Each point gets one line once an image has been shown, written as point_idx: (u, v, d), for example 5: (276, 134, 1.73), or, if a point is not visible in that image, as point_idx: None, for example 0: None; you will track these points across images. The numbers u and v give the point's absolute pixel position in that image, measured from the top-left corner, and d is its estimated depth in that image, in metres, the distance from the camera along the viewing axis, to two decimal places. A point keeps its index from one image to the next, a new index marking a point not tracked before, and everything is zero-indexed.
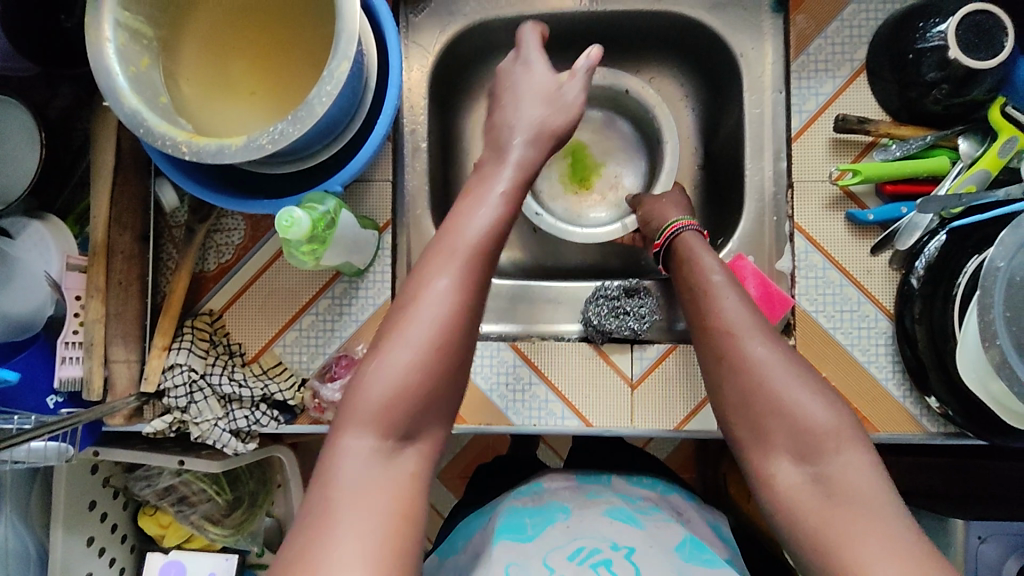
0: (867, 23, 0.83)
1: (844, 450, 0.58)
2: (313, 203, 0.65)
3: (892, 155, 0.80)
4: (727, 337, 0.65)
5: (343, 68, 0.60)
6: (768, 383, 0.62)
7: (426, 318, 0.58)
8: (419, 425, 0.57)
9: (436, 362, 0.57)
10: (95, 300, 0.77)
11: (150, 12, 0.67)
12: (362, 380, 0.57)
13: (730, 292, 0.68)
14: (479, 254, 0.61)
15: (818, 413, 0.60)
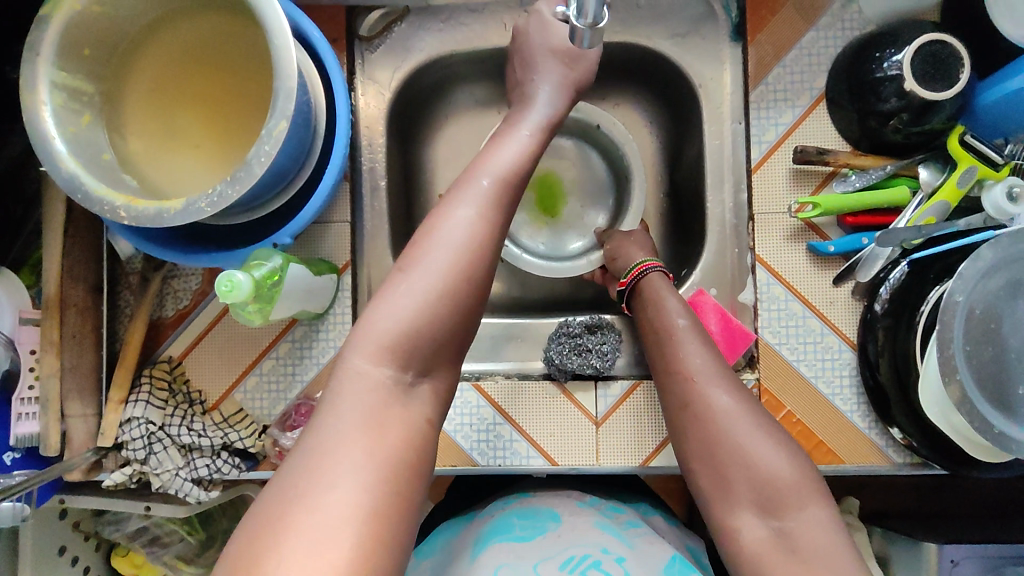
0: (825, 51, 0.82)
1: (806, 505, 0.57)
2: (256, 263, 0.64)
3: (851, 186, 0.79)
4: (689, 387, 0.66)
5: (282, 128, 0.60)
6: (730, 435, 0.61)
7: (449, 245, 0.56)
8: (433, 362, 0.55)
9: (458, 291, 0.55)
10: (49, 354, 0.75)
11: (89, 67, 0.66)
12: (382, 295, 0.54)
13: (692, 339, 0.69)
14: (505, 186, 0.60)
15: (774, 463, 0.59)
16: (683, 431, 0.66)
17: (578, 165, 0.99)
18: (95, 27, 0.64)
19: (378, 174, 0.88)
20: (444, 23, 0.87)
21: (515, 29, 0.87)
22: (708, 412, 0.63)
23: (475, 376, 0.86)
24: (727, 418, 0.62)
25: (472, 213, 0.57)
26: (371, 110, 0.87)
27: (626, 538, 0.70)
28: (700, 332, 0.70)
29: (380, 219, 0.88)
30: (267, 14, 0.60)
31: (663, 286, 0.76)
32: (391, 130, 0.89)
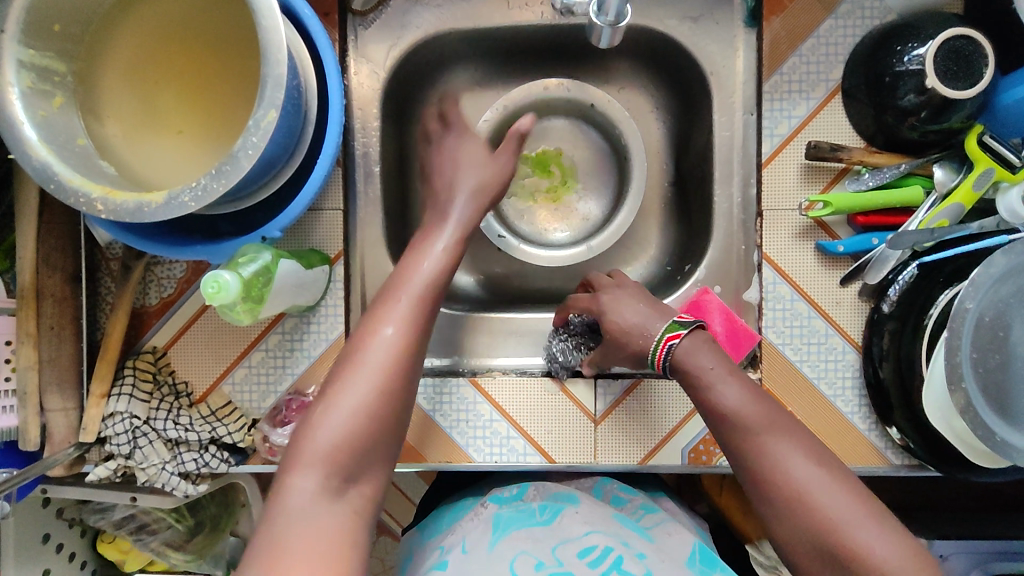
0: (843, 40, 0.78)
1: (863, 534, 0.53)
2: (242, 260, 0.60)
3: (863, 185, 0.76)
4: (741, 432, 0.60)
5: (270, 118, 0.56)
6: (777, 466, 0.57)
7: (384, 334, 0.61)
8: (364, 465, 0.57)
9: (389, 393, 0.59)
10: (26, 346, 0.72)
11: (59, 46, 0.61)
12: (311, 428, 0.56)
13: (731, 376, 0.63)
14: (443, 264, 0.66)
15: (839, 506, 0.55)
16: (729, 460, 0.62)
17: (576, 144, 0.95)
18: (65, 3, 0.59)
19: (372, 159, 0.83)
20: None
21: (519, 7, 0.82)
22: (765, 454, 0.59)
23: (471, 372, 0.84)
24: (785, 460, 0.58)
25: (392, 330, 0.61)
26: (365, 90, 0.83)
27: (643, 532, 0.70)
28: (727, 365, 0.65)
29: (374, 207, 0.84)
30: None
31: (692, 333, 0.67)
32: (386, 112, 0.85)
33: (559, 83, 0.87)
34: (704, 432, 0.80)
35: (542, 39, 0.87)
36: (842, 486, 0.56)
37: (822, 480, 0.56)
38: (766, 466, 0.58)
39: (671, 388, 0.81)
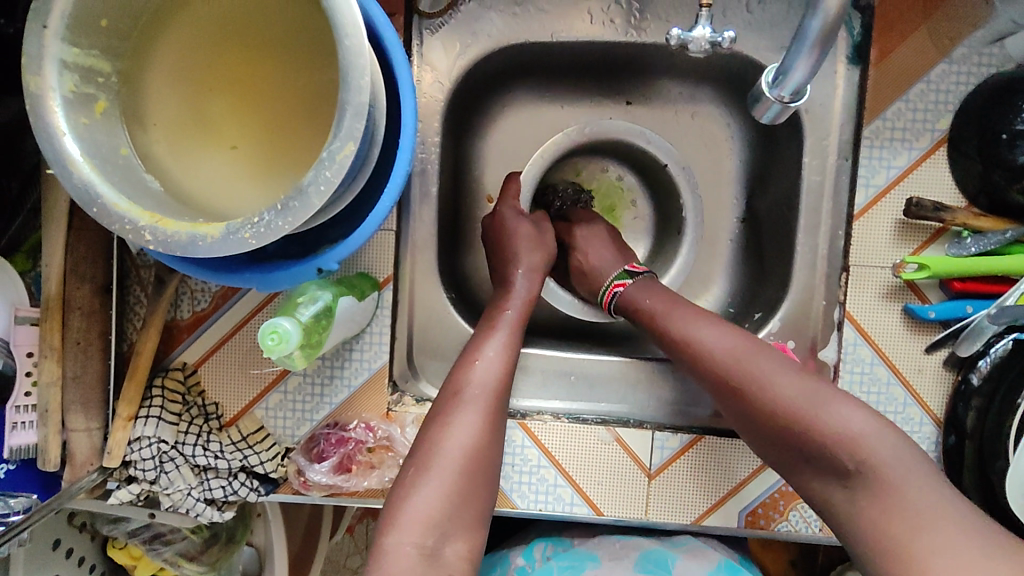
0: (955, 87, 0.71)
1: (830, 404, 0.58)
2: (301, 304, 0.56)
3: (965, 251, 0.71)
4: (725, 372, 0.63)
5: (347, 151, 0.49)
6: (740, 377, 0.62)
7: (482, 382, 0.67)
8: (453, 527, 0.60)
9: (477, 460, 0.63)
10: (49, 361, 0.66)
11: (106, 41, 0.54)
12: (403, 497, 0.60)
13: (703, 320, 0.67)
14: (513, 333, 0.72)
15: (844, 419, 0.57)
16: (710, 387, 0.65)
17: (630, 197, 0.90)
18: None
19: (430, 176, 0.77)
20: (520, 6, 0.74)
21: (601, 21, 0.75)
22: (757, 387, 0.61)
23: (520, 412, 0.79)
24: (770, 386, 0.60)
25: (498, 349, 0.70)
26: (427, 100, 0.75)
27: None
28: (698, 310, 0.69)
29: (427, 228, 0.78)
30: (335, 7, 0.48)
31: (644, 281, 0.76)
32: (446, 125, 0.78)
33: (639, 131, 0.84)
34: (764, 495, 0.76)
35: (617, 55, 0.79)
36: (839, 400, 0.58)
37: (803, 386, 0.59)
38: (758, 397, 0.60)
39: (730, 446, 0.77)
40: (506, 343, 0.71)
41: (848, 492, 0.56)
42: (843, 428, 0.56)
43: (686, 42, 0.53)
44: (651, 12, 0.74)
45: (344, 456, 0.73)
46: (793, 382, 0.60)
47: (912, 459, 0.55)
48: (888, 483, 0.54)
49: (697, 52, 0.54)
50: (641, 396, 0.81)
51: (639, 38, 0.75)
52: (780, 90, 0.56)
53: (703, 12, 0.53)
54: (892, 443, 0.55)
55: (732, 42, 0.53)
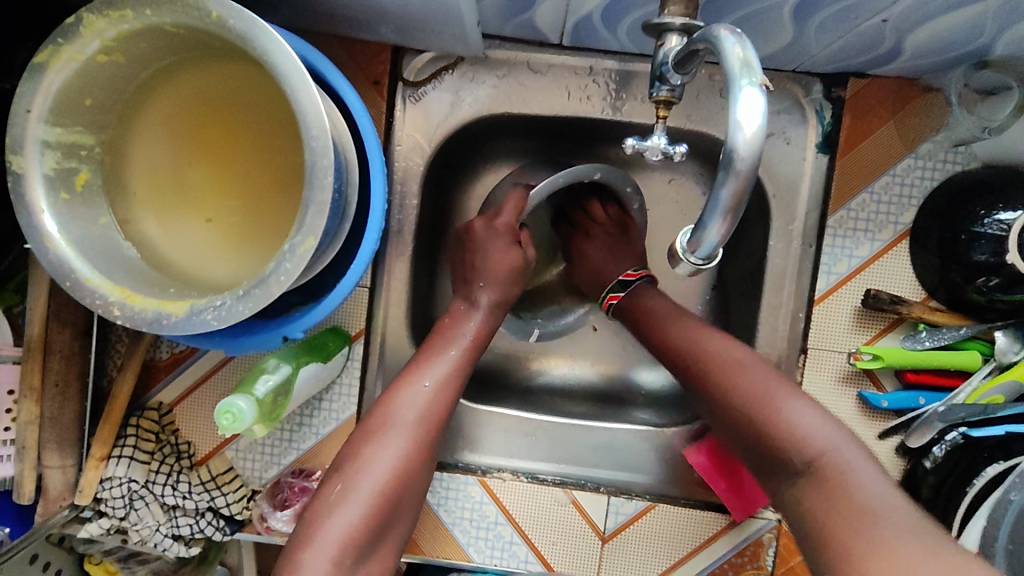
0: (919, 183, 0.73)
1: (794, 402, 0.59)
2: (256, 380, 0.65)
3: (919, 344, 0.73)
4: (707, 368, 0.65)
5: (308, 245, 0.52)
6: (727, 371, 0.63)
7: (416, 404, 0.64)
8: (368, 547, 0.58)
9: (398, 487, 0.61)
10: (28, 401, 0.69)
11: (90, 118, 0.56)
12: (319, 518, 0.57)
13: (706, 328, 0.69)
14: (463, 354, 0.69)
15: (809, 419, 0.58)
16: (694, 389, 0.67)
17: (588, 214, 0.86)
18: (100, 78, 0.55)
19: (407, 235, 0.79)
20: (500, 79, 0.77)
21: (579, 98, 0.77)
22: (727, 381, 0.63)
23: (480, 468, 0.81)
24: (746, 379, 0.62)
25: (440, 376, 0.67)
26: (407, 164, 0.78)
27: None
28: (700, 321, 0.71)
29: (401, 285, 0.80)
30: (301, 107, 0.51)
31: (639, 289, 0.77)
32: (426, 187, 0.80)
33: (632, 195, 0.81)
34: (711, 566, 0.78)
35: (595, 131, 0.81)
36: (807, 402, 0.60)
37: (793, 392, 0.60)
38: (734, 393, 0.62)
39: (685, 516, 0.78)
40: (451, 364, 0.68)
41: (801, 490, 0.56)
42: (806, 430, 0.57)
43: (642, 151, 0.54)
44: (629, 91, 0.76)
45: (306, 505, 0.77)
46: (756, 375, 0.62)
47: (866, 464, 0.55)
48: (838, 479, 0.54)
49: (653, 160, 0.55)
50: (605, 457, 0.81)
51: (615, 116, 0.77)
52: (689, 256, 0.43)
53: (659, 122, 0.55)
54: (848, 449, 0.56)
55: (685, 156, 0.55)
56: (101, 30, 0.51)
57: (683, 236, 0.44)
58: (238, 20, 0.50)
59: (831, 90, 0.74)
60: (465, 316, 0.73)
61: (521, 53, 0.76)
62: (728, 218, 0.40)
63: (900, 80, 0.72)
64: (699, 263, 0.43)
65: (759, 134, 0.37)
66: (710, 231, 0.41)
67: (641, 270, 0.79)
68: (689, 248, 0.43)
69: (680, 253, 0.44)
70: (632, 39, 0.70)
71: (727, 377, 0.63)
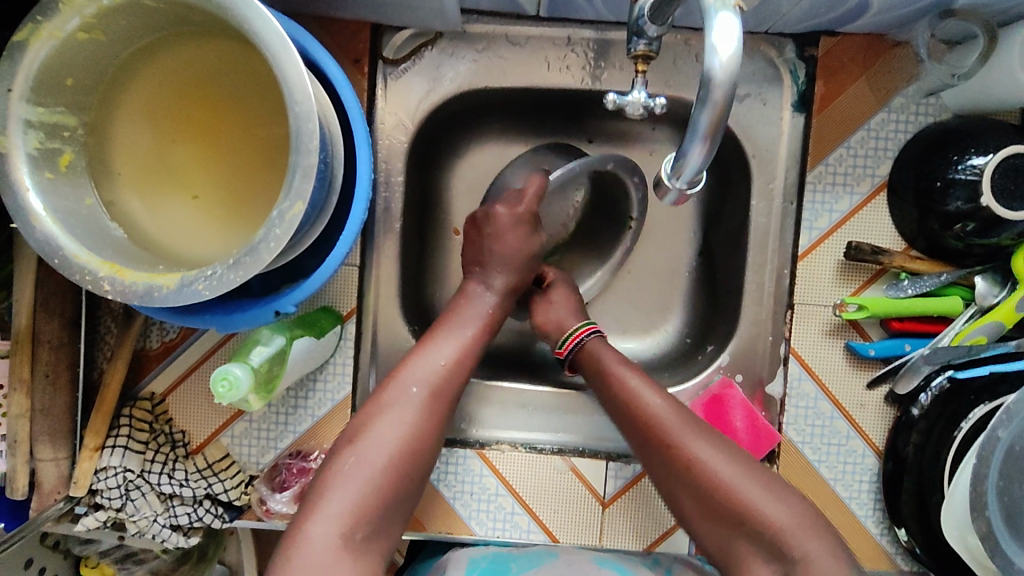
0: (894, 135, 0.75)
1: (766, 506, 0.60)
2: (253, 351, 0.65)
3: (902, 292, 0.74)
4: (674, 446, 0.64)
5: (297, 210, 0.52)
6: (687, 453, 0.63)
7: (427, 379, 0.64)
8: (375, 524, 0.58)
9: (407, 460, 0.60)
10: (19, 394, 0.68)
11: (72, 98, 0.56)
12: (329, 487, 0.57)
13: (650, 386, 0.69)
14: (476, 333, 0.70)
15: (781, 513, 0.60)
16: (657, 465, 0.66)
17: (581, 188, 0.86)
18: (81, 57, 0.55)
19: (394, 213, 0.79)
20: (480, 54, 0.77)
21: (559, 68, 0.78)
22: (693, 462, 0.63)
23: (478, 441, 0.81)
24: (712, 464, 0.63)
25: (449, 356, 0.67)
26: (391, 141, 0.78)
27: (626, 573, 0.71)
28: (647, 376, 0.71)
29: (390, 264, 0.80)
30: (285, 73, 0.51)
31: (594, 344, 0.74)
32: (411, 164, 0.80)
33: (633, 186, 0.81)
34: None
35: (575, 102, 0.82)
36: (771, 487, 0.62)
37: (744, 476, 0.62)
38: (699, 474, 0.62)
39: None
40: (466, 342, 0.69)
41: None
42: (776, 519, 0.59)
43: (622, 106, 0.55)
44: (607, 60, 0.78)
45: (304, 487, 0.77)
46: (712, 448, 0.63)
47: (840, 555, 0.58)
48: (816, 574, 0.56)
49: (634, 115, 0.56)
50: (602, 425, 0.82)
51: (595, 85, 0.78)
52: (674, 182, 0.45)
53: (639, 77, 0.56)
54: (823, 541, 0.58)
55: (665, 109, 0.56)
56: (80, 6, 0.51)
57: (667, 163, 0.46)
58: None
59: (804, 50, 0.76)
60: (482, 290, 0.74)
61: (499, 27, 0.77)
62: (706, 143, 0.42)
63: (869, 36, 0.74)
64: (682, 189, 0.45)
65: (735, 57, 0.38)
66: (691, 156, 0.43)
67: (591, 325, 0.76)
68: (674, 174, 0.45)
69: (665, 180, 0.46)
70: (608, 6, 0.71)
71: (694, 460, 0.63)
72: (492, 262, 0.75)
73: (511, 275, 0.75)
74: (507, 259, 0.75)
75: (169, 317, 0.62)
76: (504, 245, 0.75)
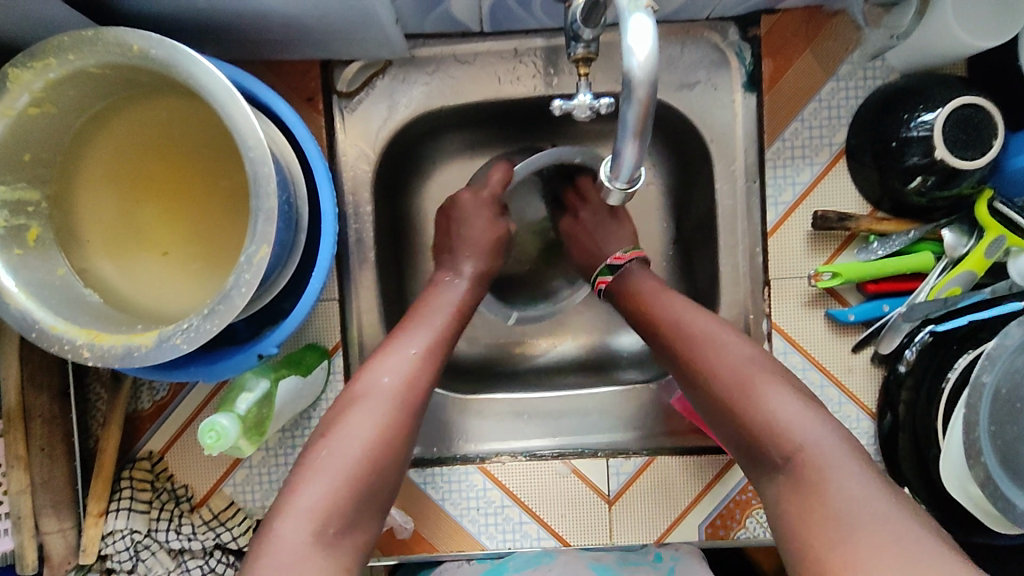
0: (845, 102, 0.76)
1: (763, 391, 0.57)
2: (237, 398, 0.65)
3: (873, 255, 0.75)
4: (687, 346, 0.63)
5: (263, 253, 0.53)
6: (688, 334, 0.64)
7: (396, 370, 0.62)
8: (352, 520, 0.55)
9: (382, 452, 0.58)
10: (17, 471, 0.68)
11: (32, 173, 0.57)
12: (300, 483, 0.55)
13: (688, 302, 0.68)
14: (448, 322, 0.70)
15: (819, 431, 0.55)
16: (684, 383, 0.64)
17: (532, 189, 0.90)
18: (36, 131, 0.56)
19: (367, 243, 0.80)
20: (431, 75, 0.79)
21: (510, 80, 0.79)
22: (704, 364, 0.61)
23: (478, 456, 0.81)
24: (719, 353, 0.61)
25: (417, 346, 0.65)
26: (355, 172, 0.79)
27: None
28: (687, 297, 0.69)
29: (370, 293, 0.81)
30: (236, 122, 0.52)
31: (626, 272, 0.74)
32: (378, 193, 0.81)
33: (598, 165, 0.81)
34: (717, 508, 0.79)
35: (531, 111, 0.83)
36: (782, 386, 0.58)
37: (808, 415, 0.56)
38: (715, 361, 0.61)
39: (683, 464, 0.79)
40: (437, 330, 0.68)
41: (788, 491, 0.54)
42: (777, 414, 0.56)
43: (570, 110, 0.56)
44: (556, 66, 0.79)
45: None
46: (735, 359, 0.60)
47: (845, 454, 0.53)
48: (826, 497, 0.51)
49: (583, 117, 0.57)
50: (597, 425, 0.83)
51: (549, 92, 0.79)
52: (616, 182, 0.46)
53: (582, 80, 0.57)
54: (826, 442, 0.54)
55: (612, 108, 0.58)
56: (28, 82, 0.52)
57: (608, 165, 0.48)
58: (160, 49, 0.51)
59: (746, 31, 0.77)
60: (445, 284, 0.74)
61: (447, 48, 0.78)
62: (637, 140, 0.43)
63: (808, 9, 0.75)
64: (623, 188, 0.48)
65: (653, 55, 0.40)
66: (625, 155, 0.45)
67: (636, 250, 0.77)
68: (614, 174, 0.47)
69: (606, 182, 0.48)
70: (549, 14, 0.72)
71: (698, 363, 0.62)
72: (461, 248, 0.77)
73: (479, 259, 0.76)
74: (473, 246, 0.77)
75: (151, 372, 0.62)
76: (470, 230, 0.78)
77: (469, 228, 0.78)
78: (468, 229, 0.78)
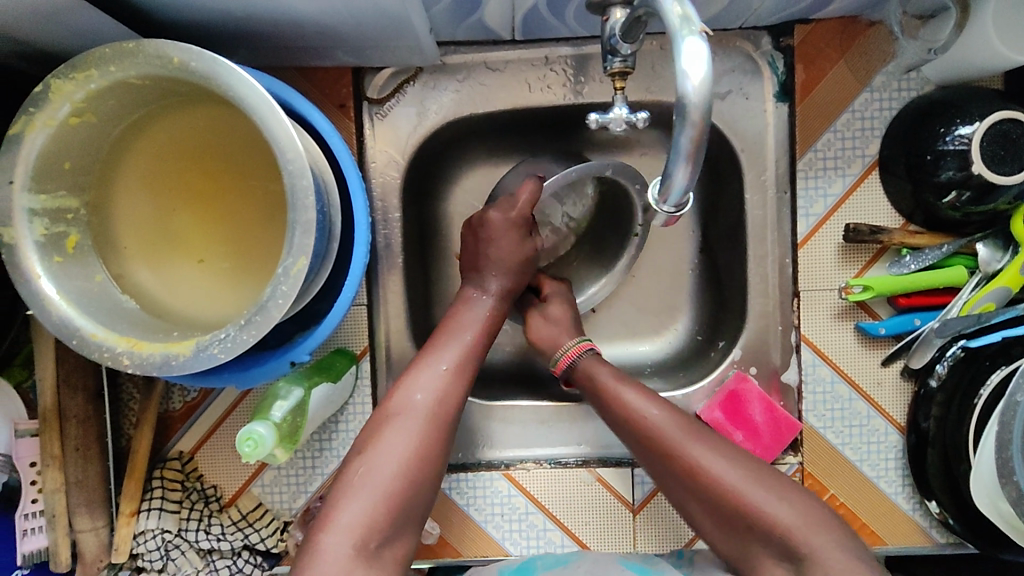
0: (879, 114, 0.75)
1: (759, 491, 0.59)
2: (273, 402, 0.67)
3: (905, 268, 0.75)
4: (671, 448, 0.63)
5: (300, 265, 0.53)
6: (674, 444, 0.62)
7: (426, 389, 0.64)
8: (391, 534, 0.57)
9: (418, 469, 0.60)
10: (51, 470, 0.70)
11: (72, 181, 0.58)
12: (342, 498, 0.57)
13: (646, 395, 0.68)
14: (476, 339, 0.71)
15: (783, 511, 0.57)
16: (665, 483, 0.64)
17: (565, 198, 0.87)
18: (76, 140, 0.56)
19: (395, 248, 0.81)
20: (461, 82, 0.79)
21: (540, 88, 0.79)
22: (694, 467, 0.61)
23: (503, 462, 0.82)
24: (710, 465, 0.61)
25: (446, 365, 0.66)
26: (384, 178, 0.79)
27: None
28: (642, 386, 0.69)
29: (398, 298, 0.81)
30: (274, 134, 0.52)
31: (595, 357, 0.73)
32: (406, 199, 0.81)
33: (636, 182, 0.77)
34: None
35: (559, 119, 0.83)
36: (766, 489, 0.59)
37: (781, 499, 0.58)
38: (704, 472, 0.60)
39: None
40: (465, 349, 0.69)
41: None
42: (778, 517, 0.57)
43: (606, 124, 0.56)
44: (586, 74, 0.78)
45: None
46: (724, 459, 0.61)
47: (850, 557, 0.55)
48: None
49: (618, 131, 0.57)
50: None
51: (578, 99, 0.79)
52: (663, 206, 0.47)
53: (619, 94, 0.56)
54: (819, 532, 0.56)
55: (648, 122, 0.57)
56: (70, 93, 0.53)
57: (653, 189, 0.49)
58: (200, 61, 0.51)
59: (780, 40, 0.77)
60: (473, 299, 0.75)
61: (477, 55, 0.78)
62: (690, 164, 0.44)
63: (843, 19, 0.75)
64: (671, 211, 0.48)
65: (707, 80, 0.41)
66: (676, 178, 0.45)
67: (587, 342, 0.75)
68: (661, 198, 0.47)
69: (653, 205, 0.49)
70: (581, 23, 0.72)
71: (689, 463, 0.61)
72: (487, 265, 0.76)
73: (507, 277, 0.76)
74: (500, 264, 0.76)
75: (184, 376, 0.63)
76: (499, 250, 0.76)
77: (496, 247, 0.76)
78: (495, 249, 0.76)
